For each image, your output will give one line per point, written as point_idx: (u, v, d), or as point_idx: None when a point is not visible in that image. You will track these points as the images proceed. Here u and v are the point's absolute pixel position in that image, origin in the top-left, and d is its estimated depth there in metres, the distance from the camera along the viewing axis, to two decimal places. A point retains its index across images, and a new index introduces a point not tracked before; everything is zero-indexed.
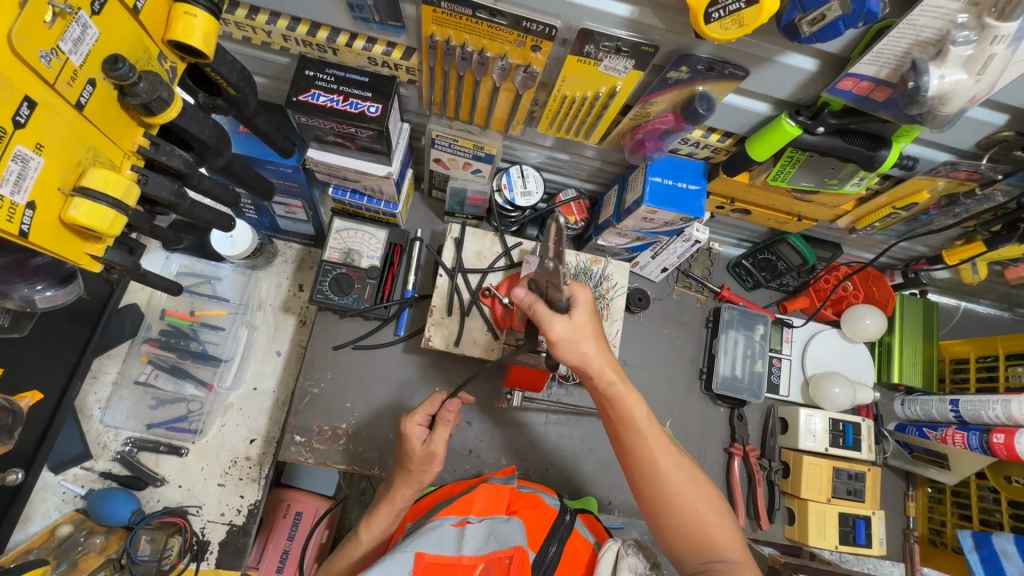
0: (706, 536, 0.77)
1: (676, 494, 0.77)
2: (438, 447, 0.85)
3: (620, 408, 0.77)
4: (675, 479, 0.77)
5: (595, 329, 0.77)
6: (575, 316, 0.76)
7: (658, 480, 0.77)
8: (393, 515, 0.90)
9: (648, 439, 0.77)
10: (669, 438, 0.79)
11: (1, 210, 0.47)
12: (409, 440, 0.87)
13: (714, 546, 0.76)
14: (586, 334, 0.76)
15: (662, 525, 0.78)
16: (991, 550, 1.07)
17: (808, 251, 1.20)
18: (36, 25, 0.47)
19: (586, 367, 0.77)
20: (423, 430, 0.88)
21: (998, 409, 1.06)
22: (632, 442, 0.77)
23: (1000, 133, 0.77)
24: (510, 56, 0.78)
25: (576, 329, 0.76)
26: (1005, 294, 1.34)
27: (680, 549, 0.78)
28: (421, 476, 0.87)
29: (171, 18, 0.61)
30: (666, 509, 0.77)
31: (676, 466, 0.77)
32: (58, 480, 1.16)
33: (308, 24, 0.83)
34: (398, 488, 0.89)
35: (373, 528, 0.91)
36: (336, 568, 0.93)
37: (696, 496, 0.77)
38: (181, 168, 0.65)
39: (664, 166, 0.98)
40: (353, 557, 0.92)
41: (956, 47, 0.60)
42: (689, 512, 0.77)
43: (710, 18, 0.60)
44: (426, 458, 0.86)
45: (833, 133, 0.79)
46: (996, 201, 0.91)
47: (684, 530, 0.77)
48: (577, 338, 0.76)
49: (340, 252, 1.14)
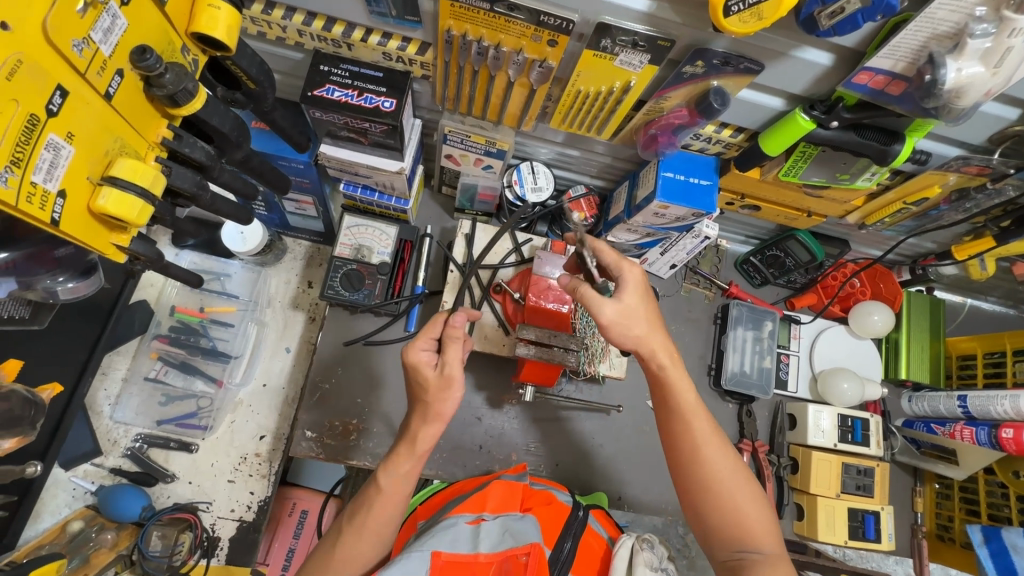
0: (741, 525, 0.77)
1: (715, 478, 0.78)
2: (455, 369, 0.79)
3: (669, 390, 0.79)
4: (716, 464, 0.78)
5: (648, 312, 0.78)
6: (625, 298, 0.77)
7: (698, 463, 0.78)
8: (417, 459, 0.81)
9: (693, 423, 0.79)
10: (715, 425, 0.81)
11: (33, 198, 0.48)
12: (418, 369, 0.80)
13: (748, 536, 0.76)
14: (638, 318, 0.77)
15: (698, 511, 0.79)
16: (1001, 545, 1.07)
17: (816, 248, 1.21)
18: (69, 15, 0.48)
19: (638, 348, 0.79)
20: (430, 356, 0.81)
21: (1006, 403, 1.06)
22: (677, 425, 0.80)
23: (1012, 128, 0.78)
24: (526, 50, 0.79)
25: (626, 311, 0.77)
26: (1011, 291, 1.35)
27: (714, 537, 0.78)
28: (438, 408, 0.80)
29: (195, 11, 0.61)
30: (703, 494, 0.78)
31: (718, 452, 0.79)
32: (68, 476, 1.16)
33: (324, 20, 0.83)
34: (420, 425, 0.81)
35: (397, 470, 0.81)
36: (360, 519, 0.81)
37: (735, 484, 0.78)
38: (203, 161, 0.66)
39: (675, 161, 0.98)
40: (378, 505, 0.81)
41: (974, 40, 0.61)
42: (727, 498, 0.78)
43: (729, 12, 0.61)
44: (442, 386, 0.79)
45: (847, 128, 0.80)
46: (1006, 196, 0.92)
47: (720, 516, 0.77)
48: (627, 320, 0.77)
49: (350, 248, 1.14)
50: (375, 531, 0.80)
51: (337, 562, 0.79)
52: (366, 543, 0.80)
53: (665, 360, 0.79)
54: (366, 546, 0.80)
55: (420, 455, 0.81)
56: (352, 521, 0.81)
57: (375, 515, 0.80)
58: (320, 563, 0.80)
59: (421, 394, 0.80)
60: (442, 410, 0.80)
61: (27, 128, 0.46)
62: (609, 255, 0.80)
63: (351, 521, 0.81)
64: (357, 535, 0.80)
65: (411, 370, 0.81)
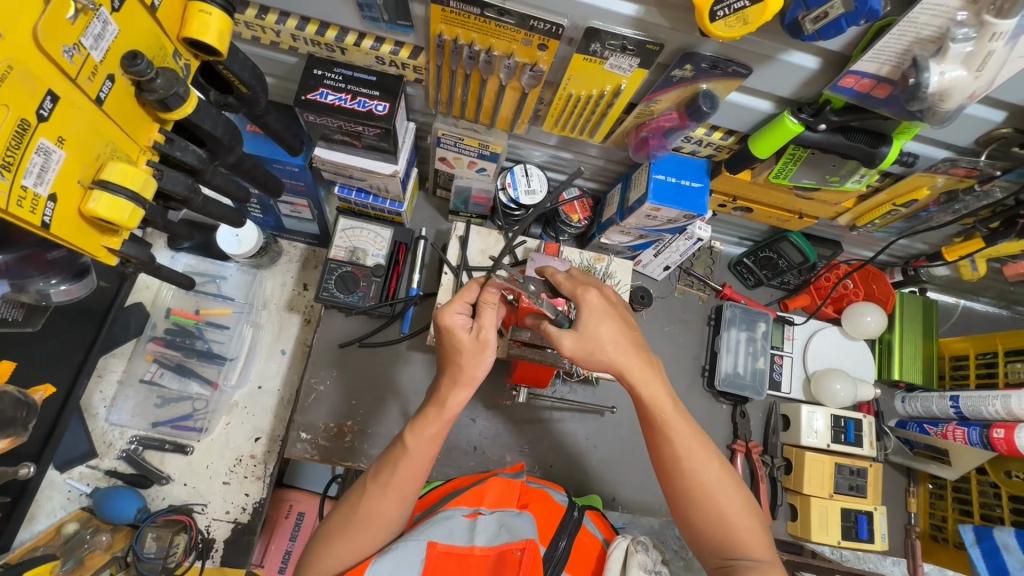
0: (731, 533, 0.77)
1: (701, 489, 0.78)
2: (491, 334, 0.80)
3: (647, 405, 0.80)
4: (700, 475, 0.79)
5: (616, 330, 0.80)
6: (584, 329, 0.79)
7: (682, 475, 0.79)
8: (443, 424, 0.82)
9: (674, 435, 0.79)
10: (698, 434, 0.81)
11: (24, 202, 0.48)
12: (453, 332, 0.80)
13: (738, 544, 0.76)
14: (602, 340, 0.79)
15: (687, 521, 0.80)
16: (993, 544, 1.08)
17: (809, 249, 1.21)
18: (60, 21, 0.48)
19: (611, 368, 0.80)
20: (465, 320, 0.81)
21: (997, 404, 1.06)
22: (659, 438, 0.80)
23: (998, 130, 0.79)
24: (516, 54, 0.80)
25: (589, 337, 0.79)
26: (1003, 292, 1.36)
27: (705, 545, 0.79)
28: (471, 372, 0.80)
29: (187, 16, 0.62)
30: (691, 504, 0.79)
31: (702, 462, 0.79)
32: (63, 478, 1.16)
33: (317, 24, 0.84)
34: (450, 389, 0.81)
35: (423, 433, 0.81)
36: (384, 477, 0.81)
37: (721, 493, 0.78)
38: (195, 164, 0.66)
39: (667, 163, 0.99)
40: (403, 464, 0.81)
41: (956, 44, 0.61)
42: (713, 507, 0.78)
43: (715, 16, 0.62)
44: (477, 349, 0.80)
45: (834, 130, 0.81)
46: (994, 198, 0.93)
47: (708, 526, 0.78)
48: (592, 344, 0.79)
49: (345, 250, 1.14)
50: (399, 490, 0.81)
51: (360, 516, 0.80)
52: (390, 501, 0.80)
53: (639, 376, 0.80)
54: (389, 504, 0.80)
55: (446, 419, 0.81)
56: (378, 479, 0.82)
57: (399, 473, 0.81)
58: (345, 516, 0.81)
59: (455, 357, 0.80)
60: (435, 410, 0.81)
61: (18, 133, 0.47)
62: (567, 284, 0.85)
63: (375, 479, 0.82)
64: (382, 492, 0.81)
65: (445, 332, 0.80)
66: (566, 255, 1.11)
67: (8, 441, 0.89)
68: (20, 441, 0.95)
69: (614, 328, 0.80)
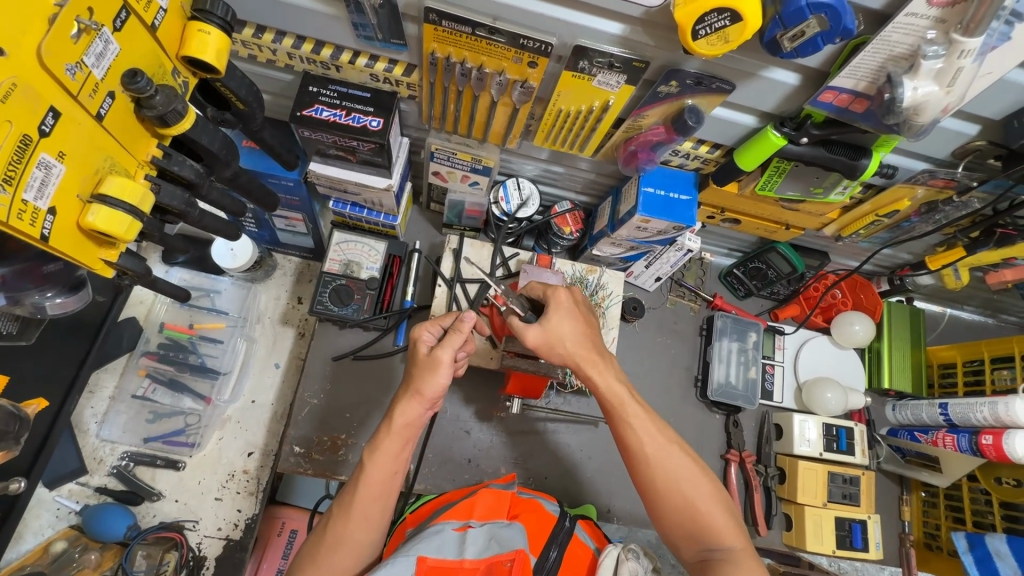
0: (702, 523, 0.77)
1: (666, 480, 0.79)
2: (445, 353, 0.83)
3: (604, 396, 0.83)
4: (664, 464, 0.79)
5: (579, 326, 0.84)
6: (549, 323, 0.84)
7: (648, 466, 0.80)
8: (398, 439, 0.83)
9: (635, 426, 0.81)
10: (658, 424, 0.82)
11: (25, 215, 0.49)
12: (416, 345, 0.87)
13: (709, 533, 0.77)
14: (562, 334, 0.83)
15: (659, 513, 0.80)
16: (986, 551, 1.08)
17: (797, 260, 1.24)
18: (64, 40, 0.49)
19: (568, 362, 0.85)
20: (433, 338, 0.88)
21: (985, 411, 1.08)
22: (622, 429, 0.81)
23: (973, 142, 0.81)
24: (507, 71, 0.82)
25: (552, 332, 0.84)
26: (988, 301, 1.38)
27: (680, 538, 0.79)
28: (419, 385, 0.83)
29: (186, 35, 0.64)
30: (660, 494, 0.79)
31: (665, 452, 0.80)
32: (52, 496, 1.16)
33: (313, 43, 0.86)
34: (395, 402, 0.84)
35: (377, 450, 0.82)
36: (348, 499, 0.82)
37: (688, 482, 0.79)
38: (192, 178, 0.68)
39: (656, 177, 1.01)
40: (361, 486, 0.81)
41: (927, 61, 0.64)
42: (681, 497, 0.78)
43: (697, 35, 0.64)
44: (427, 365, 0.83)
45: (816, 143, 0.83)
46: (972, 208, 0.95)
47: (679, 516, 0.78)
48: (554, 339, 0.83)
49: (339, 263, 1.16)
50: (362, 511, 0.81)
51: (327, 541, 0.80)
52: (356, 525, 0.80)
53: (597, 369, 0.84)
54: (356, 529, 0.80)
55: (399, 433, 0.83)
56: (341, 502, 0.82)
57: (360, 494, 0.81)
58: (315, 544, 0.81)
59: (410, 371, 0.85)
60: (402, 402, 0.83)
61: (22, 148, 0.48)
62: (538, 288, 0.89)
63: (339, 504, 0.82)
64: (346, 519, 0.81)
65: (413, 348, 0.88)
66: (559, 267, 1.12)
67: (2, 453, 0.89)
68: (14, 455, 0.95)
69: (574, 323, 0.85)
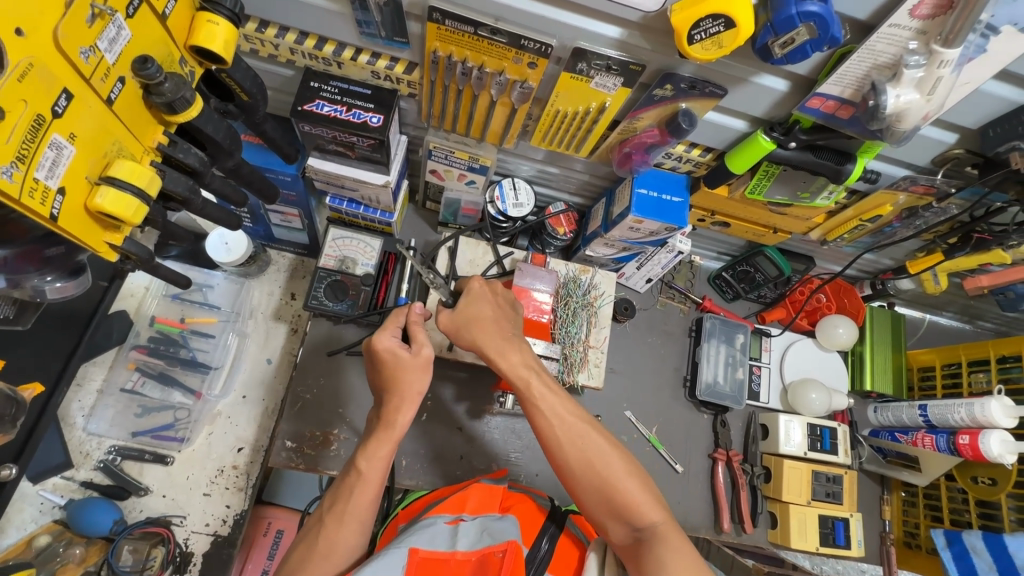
0: (621, 502, 0.79)
1: (579, 461, 0.81)
2: (426, 348, 0.86)
3: (514, 380, 0.85)
4: (575, 446, 0.81)
5: (488, 314, 0.88)
6: (459, 307, 0.89)
7: (561, 449, 0.82)
8: (394, 443, 0.85)
9: (545, 409, 0.83)
10: (568, 405, 0.84)
11: (36, 193, 0.50)
12: (393, 353, 0.85)
13: (632, 511, 0.78)
14: (473, 319, 0.88)
15: (582, 497, 0.81)
16: (963, 547, 1.11)
17: (783, 264, 1.27)
18: (79, 25, 0.51)
19: (477, 349, 0.87)
20: (397, 342, 0.87)
21: (962, 411, 1.12)
22: (534, 415, 0.83)
23: (951, 150, 0.85)
24: (507, 71, 0.84)
25: (460, 317, 0.89)
26: (965, 307, 1.43)
27: (607, 521, 0.79)
28: (414, 388, 0.85)
29: (195, 26, 0.65)
30: (578, 478, 0.80)
31: (577, 432, 0.82)
32: (36, 490, 1.14)
33: (316, 39, 0.88)
34: (397, 409, 0.85)
35: (375, 456, 0.84)
36: (340, 506, 0.83)
37: (603, 461, 0.80)
38: (196, 166, 0.69)
39: (649, 178, 1.03)
40: (357, 491, 0.83)
41: (909, 70, 0.67)
42: (599, 477, 0.80)
43: (692, 40, 0.67)
44: (417, 364, 0.85)
45: (804, 148, 0.87)
46: (951, 214, 1.00)
47: (600, 498, 0.79)
48: (463, 322, 0.88)
49: (335, 259, 1.17)
50: (356, 517, 0.82)
51: (320, 549, 0.80)
52: (349, 530, 0.82)
53: (503, 356, 0.86)
54: (348, 534, 0.81)
55: (395, 434, 0.85)
56: (333, 510, 0.83)
57: (355, 499, 0.83)
58: (304, 552, 0.81)
59: (398, 376, 0.85)
60: (400, 406, 0.85)
61: (35, 128, 0.49)
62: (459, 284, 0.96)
63: (332, 510, 0.83)
64: (340, 522, 0.82)
65: (382, 357, 0.86)
66: (552, 266, 1.14)
67: None
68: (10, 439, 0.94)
69: (481, 314, 0.89)
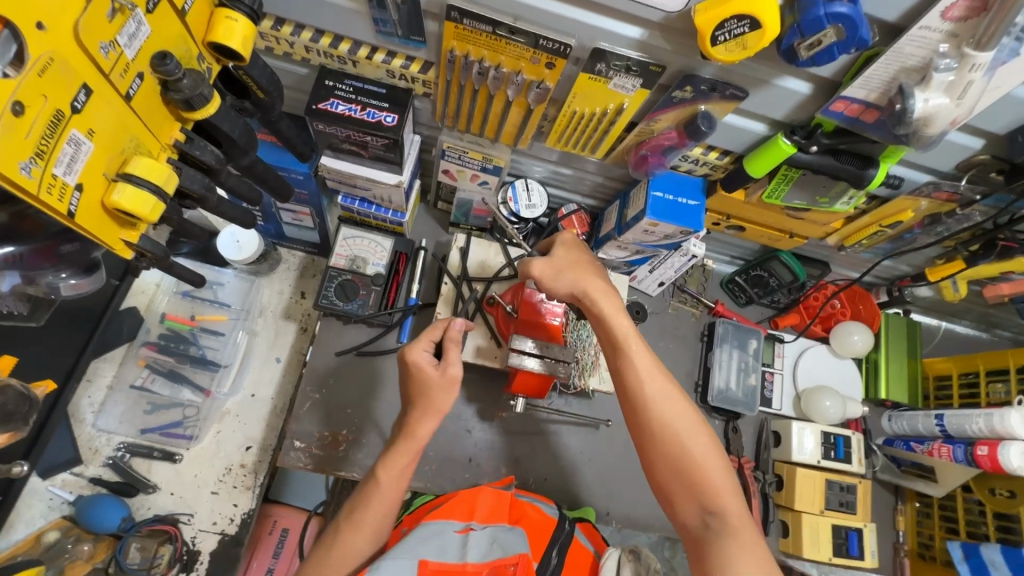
0: (700, 481, 0.77)
1: (663, 426, 0.79)
2: (456, 368, 0.85)
3: (609, 331, 0.84)
4: (661, 411, 0.79)
5: (587, 264, 0.88)
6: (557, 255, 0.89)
7: (646, 412, 0.80)
8: (415, 453, 0.85)
9: (636, 368, 0.81)
10: (661, 369, 0.82)
11: (54, 189, 0.49)
12: (419, 367, 0.85)
13: (708, 493, 0.76)
14: (574, 266, 0.87)
15: (655, 466, 0.80)
16: (980, 561, 1.09)
17: (798, 269, 1.26)
18: (99, 19, 0.50)
19: (574, 292, 0.86)
20: (429, 357, 0.87)
21: (981, 422, 1.10)
22: (621, 373, 0.82)
23: (976, 156, 0.84)
24: (524, 71, 0.83)
25: (558, 261, 0.88)
26: (982, 315, 1.41)
27: (677, 496, 0.79)
28: (440, 404, 0.85)
29: (213, 22, 0.65)
30: (656, 446, 0.79)
31: (666, 399, 0.80)
32: (45, 485, 1.14)
33: (332, 37, 0.87)
34: (418, 421, 0.85)
35: (393, 467, 0.84)
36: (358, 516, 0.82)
37: (687, 434, 0.78)
38: (211, 164, 0.68)
39: (666, 181, 1.02)
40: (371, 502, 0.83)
41: (939, 73, 0.66)
42: (681, 450, 0.78)
43: (716, 41, 0.66)
44: (444, 384, 0.85)
45: (825, 152, 0.85)
46: (974, 221, 0.98)
47: (675, 471, 0.78)
48: (559, 266, 0.87)
49: (346, 258, 1.16)
50: (373, 527, 0.82)
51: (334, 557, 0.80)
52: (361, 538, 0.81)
53: (609, 306, 0.84)
54: (362, 540, 0.81)
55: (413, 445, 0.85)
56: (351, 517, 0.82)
57: (372, 510, 0.82)
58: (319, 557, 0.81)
59: (427, 394, 0.85)
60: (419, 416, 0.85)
61: (54, 124, 0.48)
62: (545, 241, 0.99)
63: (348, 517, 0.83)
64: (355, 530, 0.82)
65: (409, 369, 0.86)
66: None
67: (9, 433, 0.89)
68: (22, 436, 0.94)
69: (581, 263, 0.89)
